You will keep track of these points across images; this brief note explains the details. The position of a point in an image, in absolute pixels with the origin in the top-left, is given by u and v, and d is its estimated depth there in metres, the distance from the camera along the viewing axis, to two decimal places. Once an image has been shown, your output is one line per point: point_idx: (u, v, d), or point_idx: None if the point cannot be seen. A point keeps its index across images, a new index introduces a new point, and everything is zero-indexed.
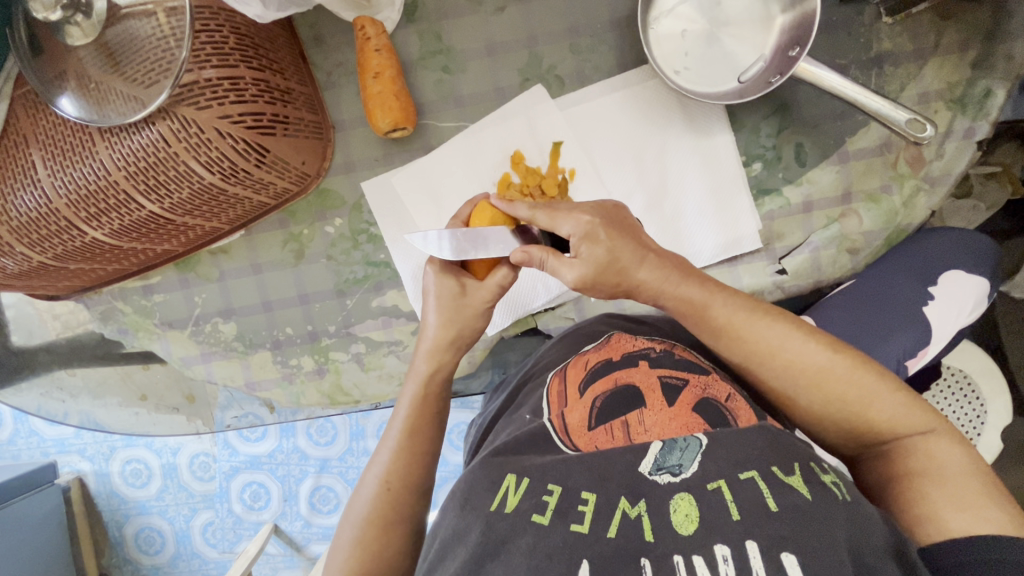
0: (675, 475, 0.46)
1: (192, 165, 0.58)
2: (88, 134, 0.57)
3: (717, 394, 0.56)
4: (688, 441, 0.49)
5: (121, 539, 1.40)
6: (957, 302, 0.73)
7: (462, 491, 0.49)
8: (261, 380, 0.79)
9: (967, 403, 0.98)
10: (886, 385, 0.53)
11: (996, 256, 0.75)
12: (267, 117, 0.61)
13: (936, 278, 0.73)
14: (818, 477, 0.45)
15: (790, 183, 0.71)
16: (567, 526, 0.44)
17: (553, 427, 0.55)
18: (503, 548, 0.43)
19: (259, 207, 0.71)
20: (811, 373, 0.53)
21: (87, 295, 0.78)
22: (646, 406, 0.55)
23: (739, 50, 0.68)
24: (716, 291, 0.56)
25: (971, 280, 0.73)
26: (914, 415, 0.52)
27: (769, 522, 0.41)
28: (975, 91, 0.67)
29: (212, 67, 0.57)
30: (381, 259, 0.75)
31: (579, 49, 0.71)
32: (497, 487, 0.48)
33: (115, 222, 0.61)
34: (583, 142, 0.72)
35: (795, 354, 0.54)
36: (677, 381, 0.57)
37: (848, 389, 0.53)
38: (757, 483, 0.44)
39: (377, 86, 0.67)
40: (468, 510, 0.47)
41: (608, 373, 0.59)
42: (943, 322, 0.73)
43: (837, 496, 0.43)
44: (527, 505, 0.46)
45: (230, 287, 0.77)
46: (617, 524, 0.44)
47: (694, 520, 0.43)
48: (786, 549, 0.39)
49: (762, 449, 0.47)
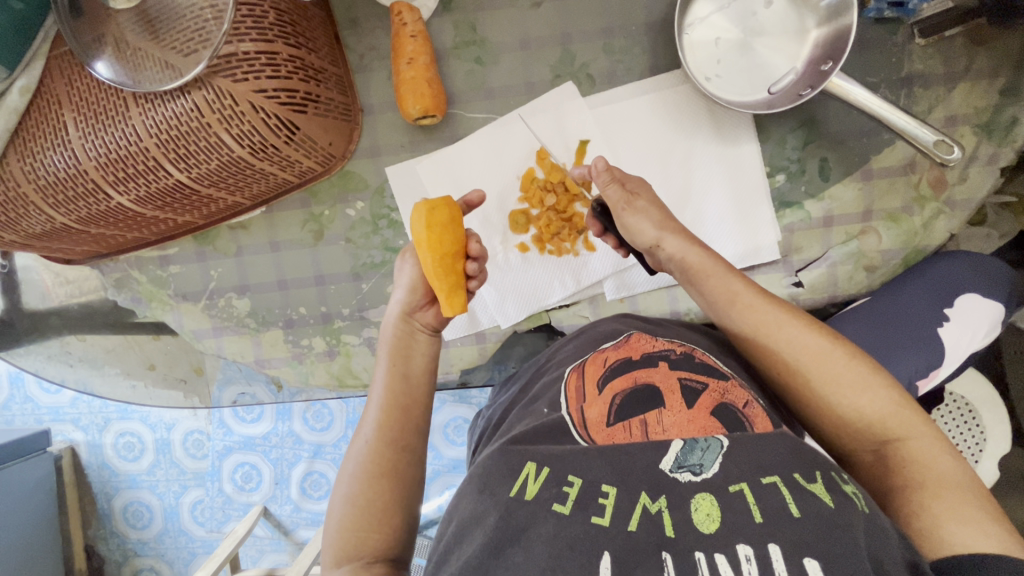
0: (696, 474, 0.48)
1: (223, 136, 0.58)
2: (122, 98, 0.57)
3: (735, 400, 0.56)
4: (709, 443, 0.50)
5: (110, 510, 1.39)
6: (970, 325, 0.74)
7: (481, 475, 0.52)
8: (270, 358, 0.79)
9: (967, 430, 0.99)
10: (885, 382, 0.54)
11: (1010, 282, 0.76)
12: (300, 95, 0.61)
13: (952, 300, 0.73)
14: (841, 486, 0.47)
15: (812, 197, 0.72)
16: (588, 518, 0.45)
17: (572, 422, 0.56)
18: (523, 535, 0.45)
19: (282, 184, 0.71)
20: (810, 355, 0.56)
21: (103, 262, 0.78)
22: (666, 406, 0.56)
23: (771, 61, 0.68)
24: (734, 272, 0.61)
25: (985, 305, 0.74)
26: (910, 418, 0.53)
27: (792, 527, 0.43)
28: (1002, 118, 0.67)
29: (250, 41, 0.57)
30: (400, 246, 0.76)
31: (612, 50, 0.72)
32: (517, 475, 0.50)
33: (141, 189, 0.61)
34: (609, 142, 0.72)
35: (797, 335, 0.57)
36: (696, 385, 0.58)
37: (846, 377, 0.54)
38: (779, 488, 0.46)
39: (409, 70, 0.68)
40: (487, 494, 0.49)
41: (628, 371, 0.60)
42: (954, 345, 0.74)
43: (857, 505, 0.45)
44: (548, 494, 0.48)
45: (247, 263, 0.77)
46: (637, 518, 0.45)
47: (716, 519, 0.44)
48: (809, 555, 0.41)
49: (785, 456, 0.49)
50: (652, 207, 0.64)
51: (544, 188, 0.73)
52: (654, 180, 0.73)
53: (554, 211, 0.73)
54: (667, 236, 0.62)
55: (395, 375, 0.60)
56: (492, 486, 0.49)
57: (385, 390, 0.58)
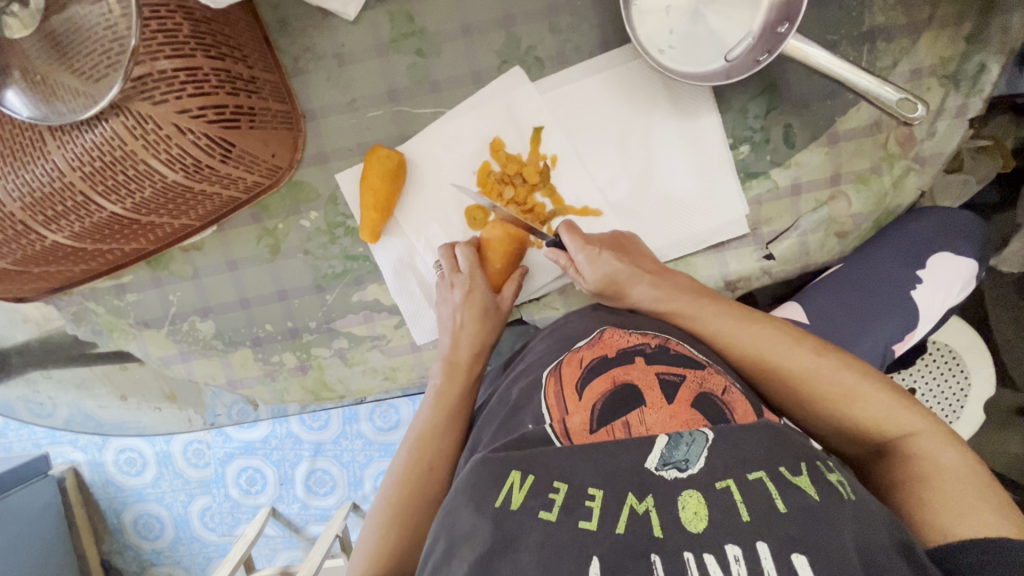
0: (682, 470, 0.47)
1: (153, 163, 0.55)
2: (39, 132, 0.54)
3: (713, 388, 0.57)
4: (694, 436, 0.49)
5: (121, 525, 1.40)
6: (943, 283, 0.73)
7: (467, 488, 0.50)
8: (243, 378, 0.78)
9: (953, 378, 0.99)
10: (877, 389, 0.58)
11: (984, 235, 0.74)
12: (231, 110, 0.58)
13: (924, 261, 0.72)
14: (825, 475, 0.47)
15: (779, 166, 0.70)
16: (575, 523, 0.44)
17: (554, 432, 0.54)
18: (512, 546, 0.44)
19: (230, 202, 0.68)
20: (800, 375, 0.61)
21: (57, 296, 0.75)
22: (646, 404, 0.54)
23: (724, 29, 0.65)
24: (709, 300, 0.66)
25: (957, 261, 0.73)
26: (909, 416, 0.56)
27: (778, 522, 0.42)
28: (969, 66, 0.65)
29: (166, 58, 0.53)
30: (359, 253, 0.73)
31: (558, 29, 0.68)
32: (501, 484, 0.48)
33: (75, 224, 0.58)
34: (568, 131, 0.70)
35: (784, 357, 0.62)
36: (674, 378, 0.57)
37: (839, 391, 0.59)
38: (765, 484, 0.45)
39: (503, 269, 0.71)
40: (473, 509, 0.47)
41: (605, 371, 0.59)
42: (929, 304, 0.73)
43: (843, 495, 0.45)
44: (534, 503, 0.46)
45: (206, 284, 0.75)
46: (625, 520, 0.44)
47: (703, 518, 0.43)
48: (796, 551, 0.41)
49: (769, 446, 0.48)
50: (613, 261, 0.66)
51: (503, 181, 0.71)
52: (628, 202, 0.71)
53: (514, 204, 0.71)
54: (606, 268, 0.66)
55: (435, 426, 0.66)
56: (480, 497, 0.48)
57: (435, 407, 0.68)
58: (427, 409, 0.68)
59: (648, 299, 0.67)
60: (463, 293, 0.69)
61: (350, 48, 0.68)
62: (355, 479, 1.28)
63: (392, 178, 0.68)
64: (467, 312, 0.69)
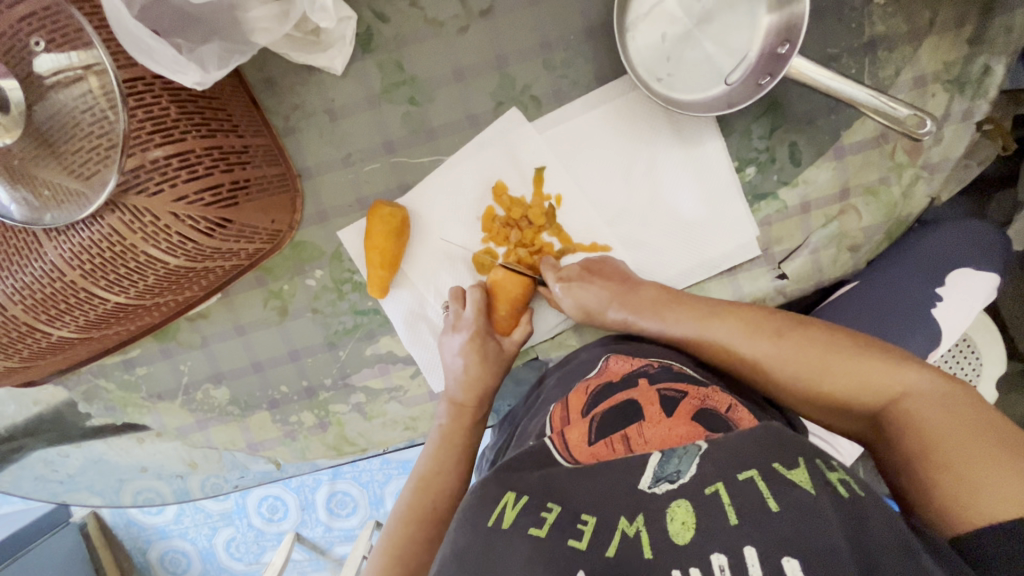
0: (674, 481, 0.44)
1: (153, 253, 0.53)
2: (35, 235, 0.53)
3: (716, 405, 0.54)
4: (687, 448, 0.46)
5: (147, 564, 1.39)
6: (966, 299, 0.72)
7: (461, 509, 0.46)
8: (262, 440, 0.77)
9: (965, 361, 0.92)
10: (844, 355, 0.54)
11: (1004, 251, 0.75)
12: (227, 187, 0.56)
13: (943, 277, 0.72)
14: (824, 472, 0.43)
15: (786, 185, 0.68)
16: (564, 541, 0.41)
17: (553, 444, 0.52)
18: (498, 565, 0.40)
19: (232, 271, 0.66)
20: (763, 364, 0.58)
21: (67, 375, 0.75)
22: (645, 418, 0.52)
23: (722, 53, 0.63)
24: (667, 300, 0.64)
25: (979, 275, 0.72)
26: (881, 380, 0.52)
27: (772, 527, 0.39)
28: (973, 69, 0.64)
29: (157, 146, 0.51)
30: (369, 307, 0.72)
31: (552, 65, 0.66)
32: (494, 503, 0.44)
33: (79, 318, 0.57)
34: (570, 168, 0.68)
35: (746, 349, 0.59)
36: (675, 394, 0.55)
37: (805, 372, 0.56)
38: (757, 483, 0.42)
39: (510, 315, 0.70)
40: (467, 526, 0.43)
41: (609, 394, 0.56)
42: (952, 320, 0.72)
43: (842, 496, 0.41)
44: (525, 520, 0.42)
45: (216, 352, 0.74)
46: (616, 544, 0.41)
47: (691, 527, 0.40)
48: (788, 554, 0.37)
49: (764, 447, 0.45)
50: (593, 281, 0.66)
51: (508, 224, 0.69)
52: (633, 233, 0.70)
53: (522, 246, 0.70)
54: (578, 292, 0.66)
55: (441, 464, 0.64)
56: (470, 515, 0.44)
57: (440, 446, 0.66)
58: (432, 444, 0.66)
59: (617, 317, 0.66)
60: (465, 336, 0.68)
61: (340, 101, 0.67)
62: (376, 497, 1.26)
63: (395, 231, 0.67)
64: (470, 356, 0.68)
